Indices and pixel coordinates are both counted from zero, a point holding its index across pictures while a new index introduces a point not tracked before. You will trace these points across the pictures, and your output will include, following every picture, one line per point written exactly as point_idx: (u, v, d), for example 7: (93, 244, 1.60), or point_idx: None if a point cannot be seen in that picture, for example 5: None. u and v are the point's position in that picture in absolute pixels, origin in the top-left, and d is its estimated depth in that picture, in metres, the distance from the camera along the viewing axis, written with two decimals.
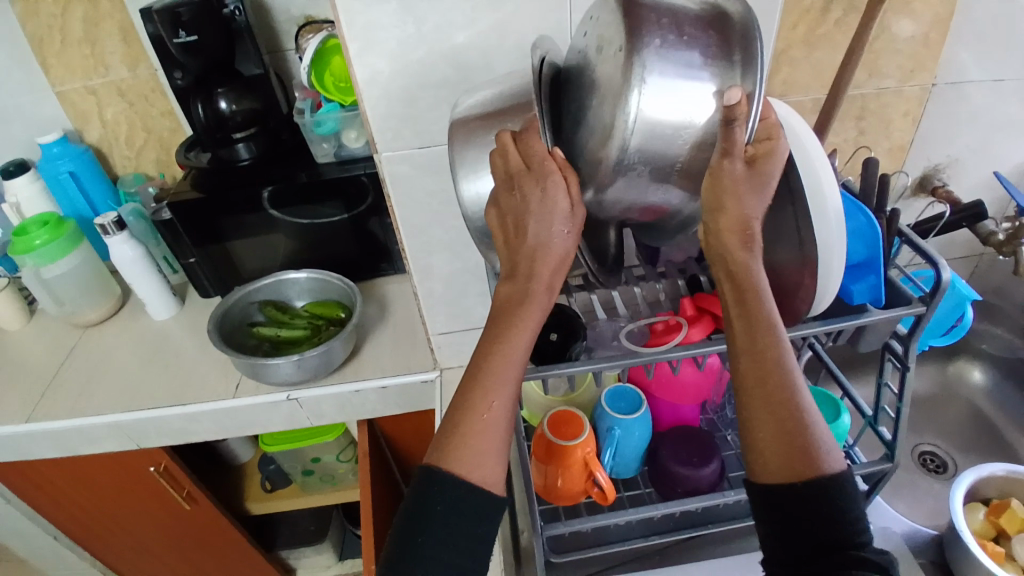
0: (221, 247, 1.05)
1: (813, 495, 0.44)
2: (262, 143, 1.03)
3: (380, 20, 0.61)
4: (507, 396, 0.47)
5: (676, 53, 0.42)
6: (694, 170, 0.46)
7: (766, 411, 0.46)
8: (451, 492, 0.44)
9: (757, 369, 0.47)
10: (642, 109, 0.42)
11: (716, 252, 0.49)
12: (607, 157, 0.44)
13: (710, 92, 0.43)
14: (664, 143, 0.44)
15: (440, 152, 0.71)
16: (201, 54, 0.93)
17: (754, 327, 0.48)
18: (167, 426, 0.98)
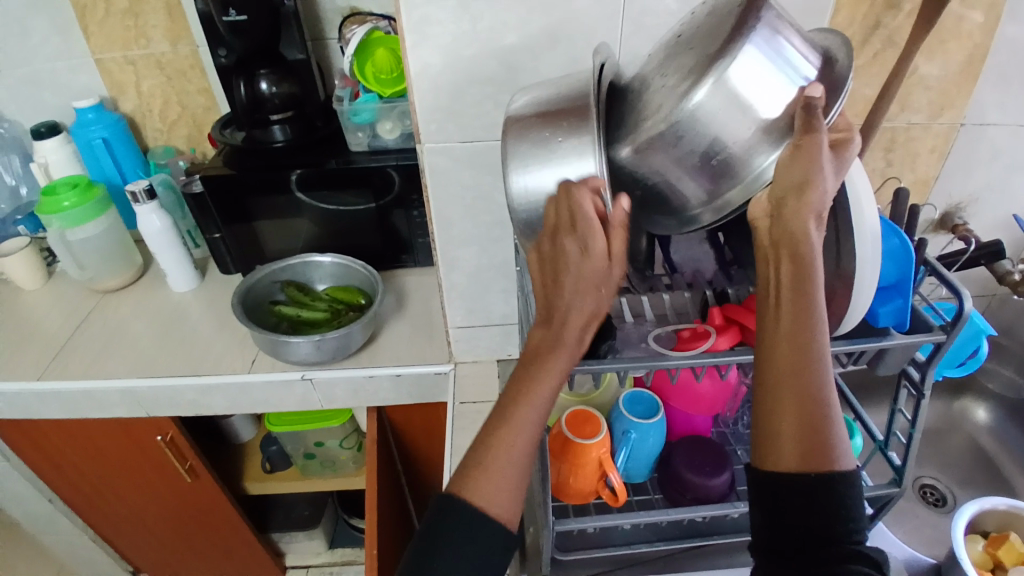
0: (248, 227, 1.06)
1: (819, 489, 0.45)
2: (296, 129, 1.04)
3: (437, 15, 0.63)
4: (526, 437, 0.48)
5: (782, 47, 0.44)
6: (736, 158, 0.47)
7: (794, 405, 0.46)
8: (465, 528, 0.46)
9: (792, 359, 0.47)
10: (739, 60, 0.43)
11: (785, 230, 0.47)
12: (667, 126, 0.46)
13: (799, 87, 0.45)
14: (726, 121, 0.45)
15: (480, 148, 0.73)
16: (246, 35, 0.95)
17: (797, 315, 0.47)
18: (181, 396, 0.99)
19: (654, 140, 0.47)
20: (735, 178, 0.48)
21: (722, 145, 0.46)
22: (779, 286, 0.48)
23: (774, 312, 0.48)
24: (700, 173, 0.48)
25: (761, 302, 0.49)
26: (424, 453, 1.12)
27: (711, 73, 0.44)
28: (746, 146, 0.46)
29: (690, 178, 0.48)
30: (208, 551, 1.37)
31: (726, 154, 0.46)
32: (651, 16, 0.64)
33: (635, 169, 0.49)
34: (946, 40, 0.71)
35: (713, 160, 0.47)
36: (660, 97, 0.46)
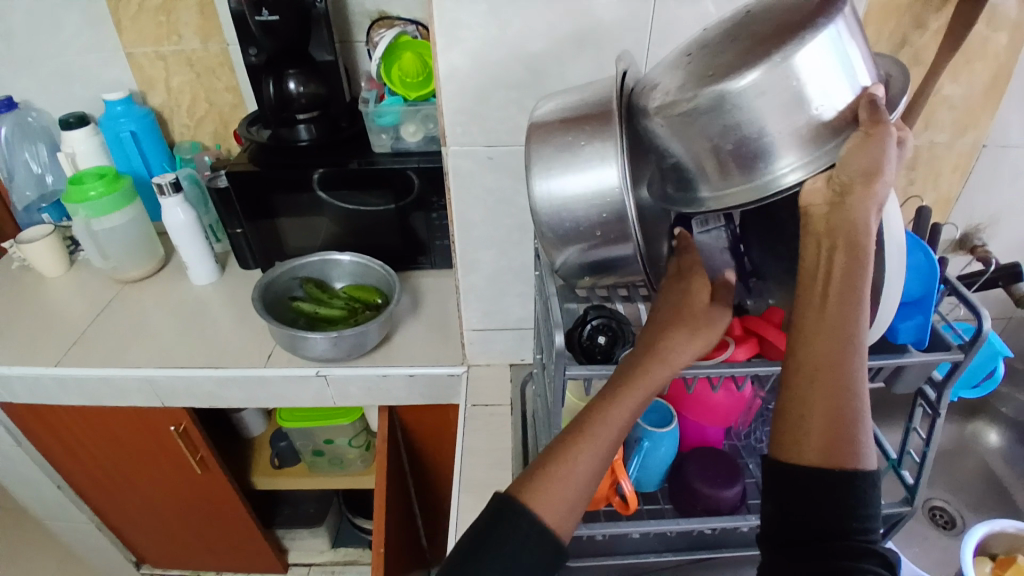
0: (269, 223, 1.08)
1: (838, 485, 0.45)
2: (321, 129, 1.06)
3: (469, 20, 0.64)
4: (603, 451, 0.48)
5: (852, 50, 0.43)
6: (764, 144, 0.44)
7: (827, 403, 0.46)
8: (518, 536, 0.44)
9: (822, 358, 0.46)
10: (814, 43, 0.41)
11: (846, 220, 0.44)
12: (718, 90, 0.42)
13: (855, 93, 0.43)
14: (778, 101, 0.42)
15: (504, 152, 0.74)
16: (277, 34, 0.96)
17: (843, 311, 0.46)
18: (198, 387, 1.00)
19: (698, 105, 0.43)
20: (762, 165, 0.45)
21: (764, 127, 0.43)
22: (827, 280, 0.46)
23: (814, 303, 0.47)
24: (728, 151, 0.45)
25: (801, 289, 0.48)
26: (432, 455, 1.13)
27: (784, 47, 0.41)
28: (791, 135, 0.43)
29: (719, 156, 0.45)
30: (213, 544, 1.38)
31: (757, 137, 0.44)
32: (679, 28, 0.65)
33: (661, 133, 0.47)
34: (970, 61, 0.72)
35: (751, 143, 0.44)
36: (718, 64, 0.43)
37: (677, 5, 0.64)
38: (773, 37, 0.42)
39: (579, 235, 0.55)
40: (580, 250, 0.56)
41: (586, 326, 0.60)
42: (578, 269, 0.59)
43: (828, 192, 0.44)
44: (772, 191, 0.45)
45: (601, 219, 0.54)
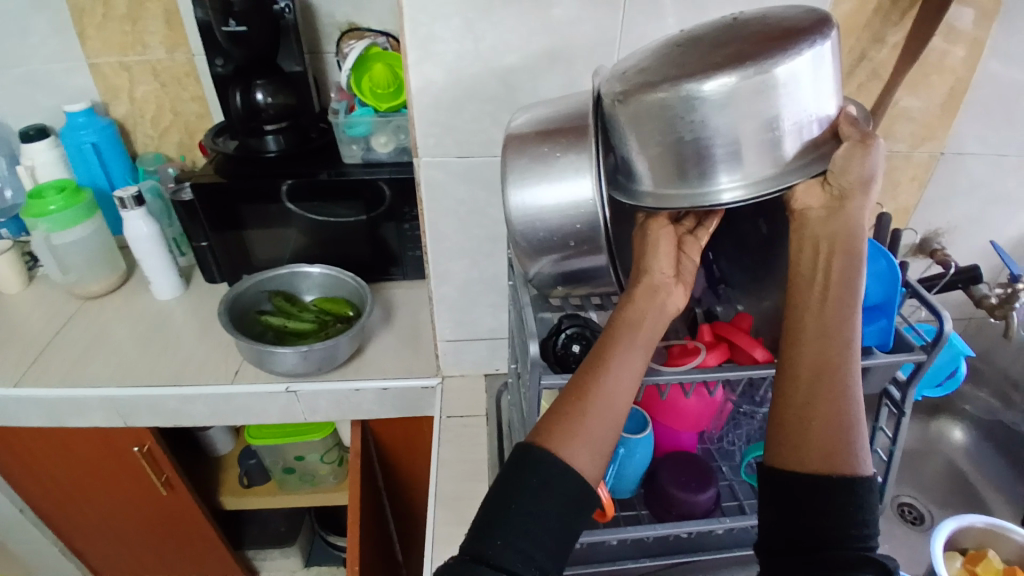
0: (236, 235, 1.06)
1: (840, 490, 0.44)
2: (290, 141, 1.04)
3: (441, 32, 0.64)
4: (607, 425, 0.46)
5: (825, 77, 0.44)
6: (717, 150, 0.45)
7: (832, 403, 0.46)
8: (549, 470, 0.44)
9: (818, 357, 0.47)
10: (800, 61, 0.42)
11: (839, 229, 0.47)
12: (702, 86, 0.42)
13: (815, 118, 0.45)
14: (755, 108, 0.43)
15: (477, 163, 0.74)
16: (246, 45, 0.95)
17: (840, 311, 0.48)
18: (161, 405, 0.97)
19: (678, 99, 0.43)
20: (717, 171, 0.45)
21: (734, 133, 0.44)
22: (827, 280, 0.48)
23: (813, 303, 0.48)
24: (691, 150, 0.45)
25: (798, 292, 0.49)
26: (407, 468, 1.11)
27: (774, 57, 0.42)
28: (756, 146, 0.44)
29: (683, 155, 0.46)
30: (180, 567, 1.33)
31: (712, 141, 0.44)
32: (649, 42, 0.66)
33: (625, 125, 0.47)
34: (926, 74, 0.75)
35: (718, 148, 0.44)
36: (711, 61, 0.43)
37: (645, 19, 0.65)
38: (753, 50, 0.42)
39: (552, 245, 0.55)
40: (554, 260, 0.57)
41: (560, 335, 0.60)
42: (552, 278, 0.59)
43: (824, 198, 0.48)
44: (708, 203, 0.46)
45: (574, 230, 0.54)
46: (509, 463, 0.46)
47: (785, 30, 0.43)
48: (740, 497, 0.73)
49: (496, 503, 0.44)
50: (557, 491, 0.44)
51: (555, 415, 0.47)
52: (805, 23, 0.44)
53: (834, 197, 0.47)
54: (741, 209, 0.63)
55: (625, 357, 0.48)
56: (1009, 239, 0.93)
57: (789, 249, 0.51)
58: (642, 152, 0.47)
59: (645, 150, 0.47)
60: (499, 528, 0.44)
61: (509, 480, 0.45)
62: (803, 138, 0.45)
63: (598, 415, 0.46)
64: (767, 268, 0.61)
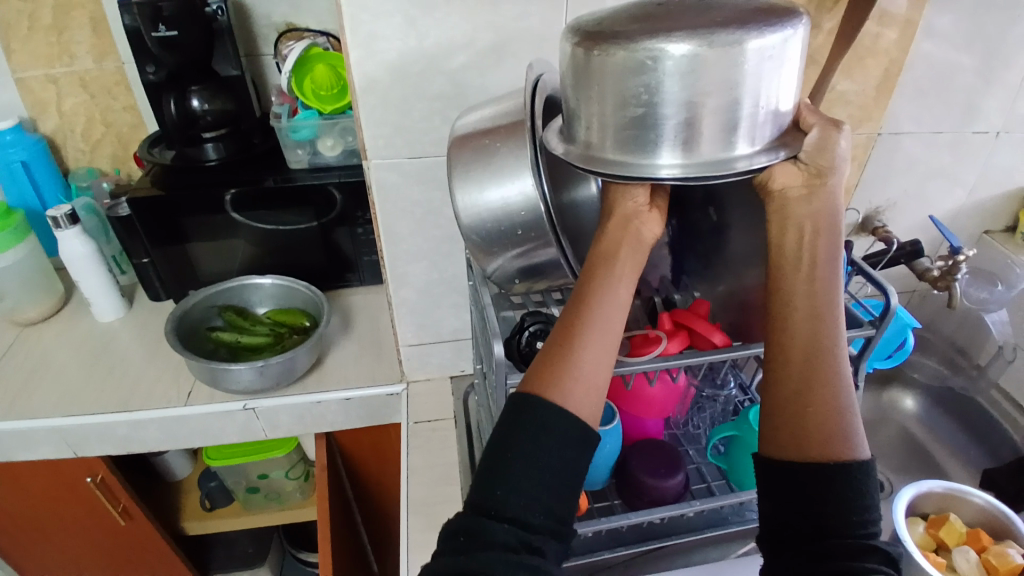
0: (180, 249, 1.01)
1: (836, 476, 0.44)
2: (230, 147, 1.01)
3: (384, 31, 0.62)
4: (600, 359, 0.46)
5: (792, 67, 0.43)
6: (668, 120, 0.42)
7: (826, 387, 0.46)
8: (541, 418, 0.44)
9: (808, 341, 0.47)
10: (773, 40, 0.40)
11: (817, 212, 0.48)
12: (668, 46, 0.39)
13: (773, 106, 0.43)
14: (718, 77, 0.40)
15: (428, 163, 0.72)
16: (179, 51, 0.91)
17: (822, 288, 0.48)
18: (110, 433, 0.92)
19: (643, 55, 0.40)
20: (661, 143, 0.43)
21: (692, 103, 0.41)
22: (813, 257, 0.48)
23: (802, 286, 0.48)
24: (642, 115, 0.42)
25: (785, 276, 0.49)
26: (377, 477, 1.09)
27: (747, 30, 0.39)
28: (710, 125, 0.42)
29: (637, 123, 0.43)
30: None
31: (665, 108, 0.41)
32: None
33: (586, 83, 0.44)
34: (862, 58, 0.77)
35: (673, 120, 0.42)
36: (686, 21, 0.40)
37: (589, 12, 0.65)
38: (726, 21, 0.40)
39: (505, 238, 0.54)
40: (514, 257, 0.56)
41: (524, 332, 0.60)
42: (512, 274, 0.58)
43: (804, 177, 0.48)
44: (644, 176, 0.43)
45: (520, 218, 0.53)
46: (506, 413, 0.45)
47: (765, 7, 0.42)
48: (707, 479, 0.74)
49: (497, 461, 0.44)
50: (553, 430, 0.44)
51: (549, 361, 0.46)
52: (782, 8, 0.42)
53: (811, 180, 0.48)
54: (692, 198, 0.63)
55: (605, 301, 0.48)
56: (946, 213, 0.97)
57: (769, 234, 0.50)
58: (595, 112, 0.44)
59: (597, 112, 0.44)
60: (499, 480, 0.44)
61: (506, 431, 0.44)
62: (757, 128, 0.43)
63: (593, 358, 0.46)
64: (720, 256, 0.63)
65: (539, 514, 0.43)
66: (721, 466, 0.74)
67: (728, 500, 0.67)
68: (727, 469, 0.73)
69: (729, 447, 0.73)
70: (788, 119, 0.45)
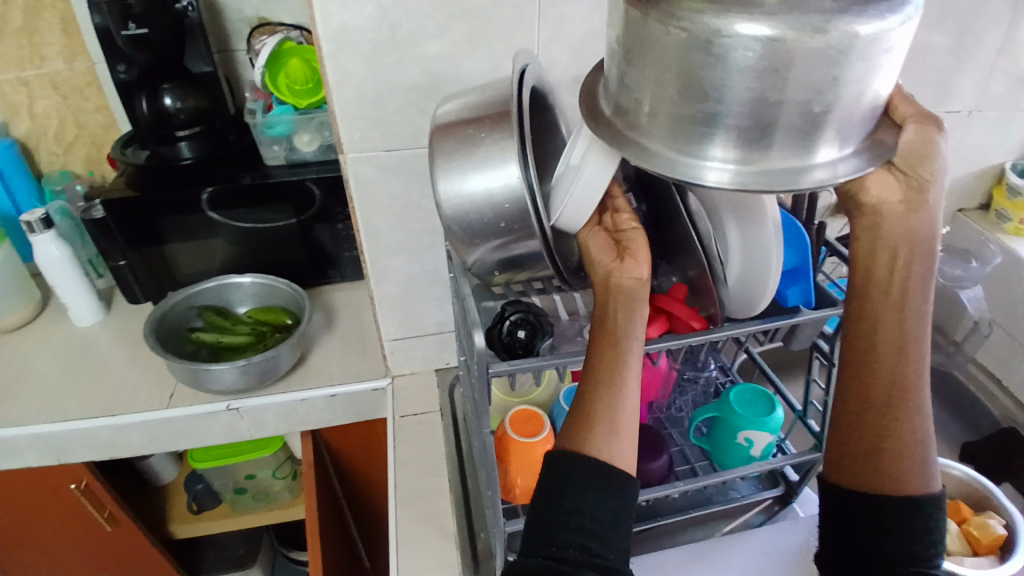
0: (157, 250, 1.00)
1: (910, 508, 0.49)
2: (203, 144, 1.00)
3: (356, 23, 0.62)
4: (620, 410, 0.50)
5: (887, 62, 0.39)
6: (734, 117, 0.39)
7: (908, 422, 0.51)
8: (583, 470, 0.48)
9: (894, 375, 0.51)
10: (870, 37, 0.37)
11: (909, 230, 0.51)
12: (756, 32, 0.36)
13: (852, 108, 0.40)
14: (805, 70, 0.37)
15: (404, 156, 0.72)
16: (150, 48, 0.90)
17: (912, 323, 0.51)
18: (94, 438, 0.91)
19: (728, 36, 0.36)
20: (721, 140, 0.40)
21: (767, 97, 0.38)
22: (904, 286, 0.52)
23: (891, 310, 0.52)
24: (709, 106, 0.39)
25: (875, 302, 0.52)
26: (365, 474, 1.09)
27: (847, 23, 0.36)
28: (787, 126, 0.39)
29: (711, 117, 0.40)
30: None
31: (738, 103, 0.38)
32: (566, 24, 0.66)
33: (654, 65, 0.40)
34: None
35: (750, 119, 0.39)
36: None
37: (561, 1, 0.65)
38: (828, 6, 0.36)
39: (487, 230, 0.54)
40: (493, 248, 0.56)
41: (505, 322, 0.60)
42: (492, 265, 0.58)
43: (911, 190, 0.52)
44: (691, 174, 0.41)
45: (504, 211, 0.53)
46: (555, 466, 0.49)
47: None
48: (690, 461, 0.76)
49: (555, 482, 0.48)
50: (594, 482, 0.47)
51: (578, 415, 0.50)
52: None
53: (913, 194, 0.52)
54: None
55: (617, 358, 0.52)
56: None
57: (858, 250, 0.54)
58: (665, 98, 0.41)
59: (660, 96, 0.41)
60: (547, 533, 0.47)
61: (554, 483, 0.48)
62: (828, 132, 0.40)
63: (608, 408, 0.50)
64: None
65: (571, 553, 0.46)
66: (703, 447, 0.76)
67: (713, 479, 0.68)
68: (709, 450, 0.74)
69: (711, 429, 0.74)
70: (866, 121, 0.42)
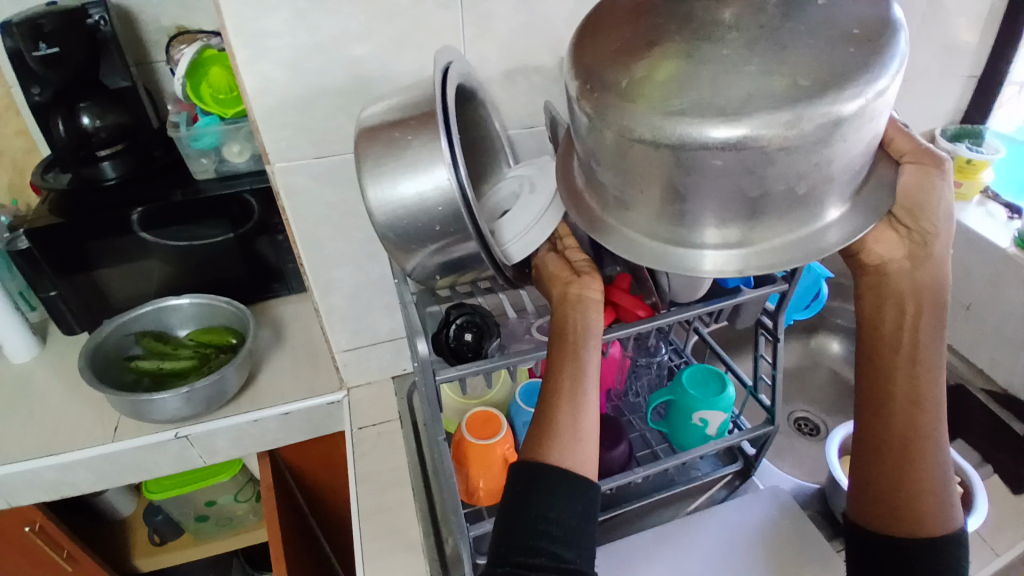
0: (87, 277, 0.95)
1: (930, 546, 0.53)
2: (128, 162, 0.95)
3: (273, 27, 0.59)
4: (583, 418, 0.51)
5: (867, 123, 0.39)
6: (715, 204, 0.41)
7: (926, 467, 0.54)
8: (548, 475, 0.47)
9: (907, 423, 0.54)
10: (843, 119, 0.37)
11: (915, 284, 0.54)
12: (726, 137, 0.37)
13: (834, 174, 0.41)
14: (779, 162, 0.38)
15: (337, 162, 0.69)
16: (64, 67, 0.86)
17: (924, 371, 0.54)
18: (37, 479, 0.86)
19: (699, 142, 0.37)
20: (708, 228, 0.43)
21: (744, 189, 0.40)
22: (911, 336, 0.54)
23: (903, 362, 0.55)
24: (690, 200, 0.41)
25: (887, 353, 0.55)
26: (331, 489, 1.07)
27: (816, 116, 0.36)
28: (773, 207, 0.41)
29: (697, 209, 0.42)
30: None
31: (717, 195, 0.40)
32: (491, 18, 0.65)
33: (625, 162, 0.42)
34: None
35: (734, 207, 0.41)
36: (751, 99, 0.36)
37: None
38: (799, 94, 0.36)
39: (422, 234, 0.53)
40: (433, 253, 0.55)
41: (450, 326, 0.58)
42: (433, 270, 0.57)
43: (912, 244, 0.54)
44: (685, 263, 0.44)
45: (437, 213, 0.52)
46: (517, 475, 0.48)
47: (844, 54, 0.38)
48: (651, 445, 0.77)
49: (521, 485, 0.48)
50: (565, 487, 0.47)
51: (540, 423, 0.50)
52: (871, 63, 0.38)
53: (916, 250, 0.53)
54: None
55: (579, 370, 0.52)
56: None
57: (870, 303, 0.56)
58: (648, 193, 0.43)
59: (641, 192, 0.43)
60: (515, 538, 0.46)
61: (519, 492, 0.48)
62: (814, 199, 0.42)
63: (569, 417, 0.50)
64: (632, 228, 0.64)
65: (538, 554, 0.45)
66: (662, 430, 0.77)
67: (673, 461, 0.69)
68: (668, 432, 0.75)
69: (668, 412, 0.75)
70: (853, 175, 0.43)
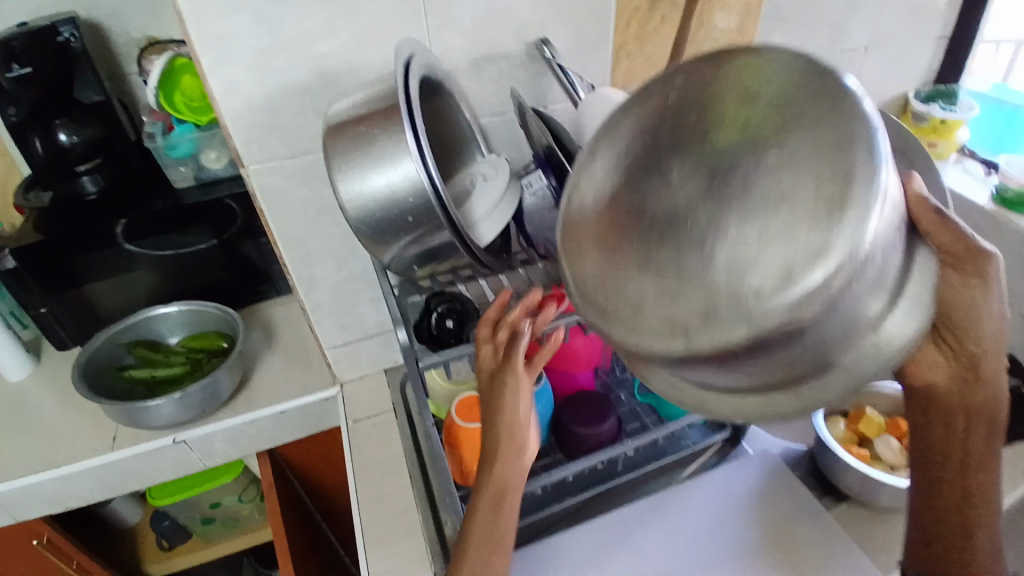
0: (77, 293, 0.95)
1: None
2: (111, 173, 0.97)
3: (235, 31, 0.60)
4: (501, 548, 0.55)
5: (888, 237, 0.34)
6: (787, 373, 0.37)
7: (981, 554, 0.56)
8: None
9: (959, 512, 0.55)
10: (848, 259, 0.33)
11: (977, 396, 0.52)
12: (724, 339, 0.35)
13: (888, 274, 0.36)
14: (812, 327, 0.34)
15: (311, 161, 0.70)
16: (36, 85, 0.87)
17: (982, 472, 0.55)
18: (42, 493, 0.88)
19: (702, 350, 0.36)
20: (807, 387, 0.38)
21: (797, 358, 0.36)
22: (968, 438, 0.54)
23: (960, 473, 0.55)
24: (754, 379, 0.38)
25: (945, 450, 0.56)
26: (333, 483, 1.09)
27: (805, 277, 0.33)
28: (846, 342, 0.36)
29: (769, 380, 0.38)
30: None
31: (779, 373, 0.37)
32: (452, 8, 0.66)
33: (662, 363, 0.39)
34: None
35: (805, 369, 0.37)
36: (714, 316, 0.35)
37: None
38: (784, 263, 0.33)
39: (396, 226, 0.54)
40: (409, 243, 0.56)
41: (432, 315, 0.59)
42: (410, 261, 0.58)
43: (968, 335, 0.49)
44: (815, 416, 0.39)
45: (408, 204, 0.53)
46: None
47: (798, 214, 0.34)
48: (641, 418, 0.78)
49: None
50: None
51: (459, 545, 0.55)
52: (840, 191, 0.33)
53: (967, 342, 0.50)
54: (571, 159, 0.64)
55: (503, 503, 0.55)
56: None
57: (922, 408, 0.56)
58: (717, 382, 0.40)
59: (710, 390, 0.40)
60: None
61: None
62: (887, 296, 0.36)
63: (490, 543, 0.55)
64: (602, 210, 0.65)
65: None
66: (650, 403, 0.79)
67: (659, 432, 0.70)
68: (656, 404, 0.77)
69: None
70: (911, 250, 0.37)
